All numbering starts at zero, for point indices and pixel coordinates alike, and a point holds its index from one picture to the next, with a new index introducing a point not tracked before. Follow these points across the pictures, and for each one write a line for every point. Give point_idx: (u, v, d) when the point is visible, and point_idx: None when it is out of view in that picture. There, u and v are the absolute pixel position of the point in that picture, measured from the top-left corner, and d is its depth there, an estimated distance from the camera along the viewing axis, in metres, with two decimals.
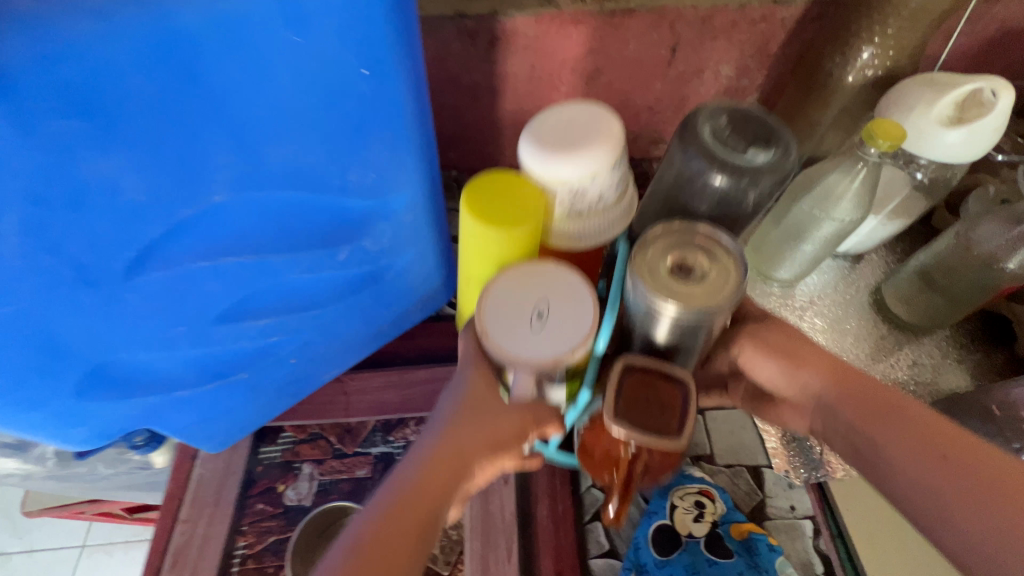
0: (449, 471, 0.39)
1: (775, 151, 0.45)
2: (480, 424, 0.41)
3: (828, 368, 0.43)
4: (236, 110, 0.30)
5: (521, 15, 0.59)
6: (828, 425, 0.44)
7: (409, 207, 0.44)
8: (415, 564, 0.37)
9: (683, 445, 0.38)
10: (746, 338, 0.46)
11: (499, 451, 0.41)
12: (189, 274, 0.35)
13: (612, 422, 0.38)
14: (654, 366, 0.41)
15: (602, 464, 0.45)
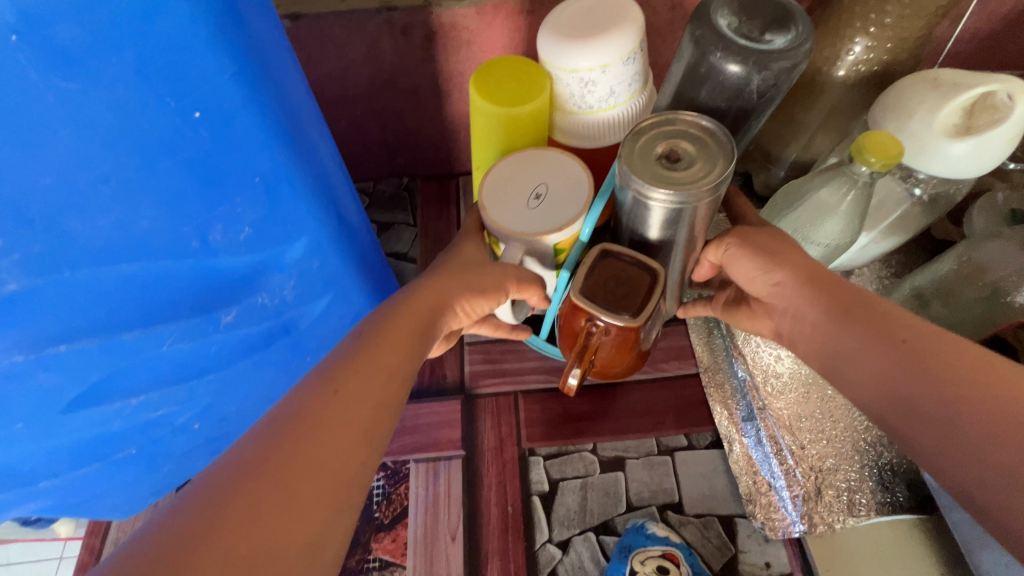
0: (426, 308, 0.35)
1: (796, 36, 0.37)
2: (464, 272, 0.39)
3: (808, 268, 0.36)
4: (10, 181, 0.24)
5: (460, 5, 0.51)
6: (810, 354, 0.36)
7: (308, 254, 0.36)
8: (383, 410, 0.30)
9: (637, 326, 0.35)
10: (733, 236, 0.39)
11: (480, 296, 0.38)
12: (7, 372, 0.30)
13: (574, 298, 0.36)
14: (632, 257, 0.37)
15: (567, 339, 0.41)
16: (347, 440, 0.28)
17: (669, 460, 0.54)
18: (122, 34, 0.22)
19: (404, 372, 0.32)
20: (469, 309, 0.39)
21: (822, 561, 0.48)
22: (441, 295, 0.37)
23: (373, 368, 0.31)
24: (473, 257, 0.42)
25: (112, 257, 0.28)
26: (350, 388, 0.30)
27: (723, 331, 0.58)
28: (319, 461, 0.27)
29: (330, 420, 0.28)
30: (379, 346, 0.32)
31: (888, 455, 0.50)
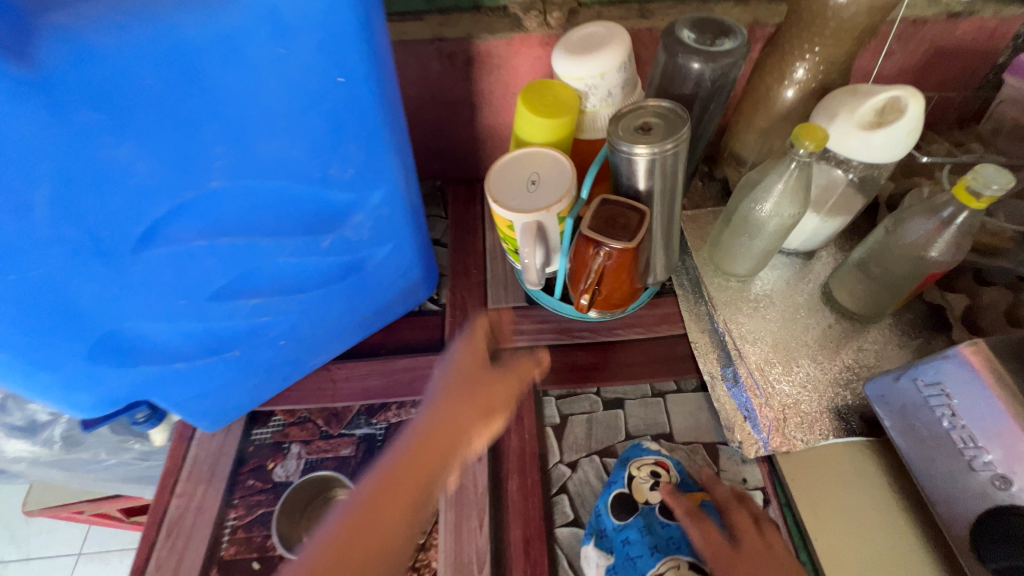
0: (416, 486, 0.52)
1: (738, 41, 0.52)
2: (472, 391, 0.57)
3: None
4: (234, 108, 0.34)
5: (494, 38, 0.67)
6: None
7: (382, 203, 0.49)
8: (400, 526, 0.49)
9: (633, 246, 0.52)
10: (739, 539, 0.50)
11: (488, 418, 0.56)
12: (189, 254, 0.39)
13: (585, 229, 0.53)
14: (623, 202, 0.55)
15: (581, 269, 0.57)
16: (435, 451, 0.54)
17: (662, 399, 0.64)
18: (320, 22, 0.34)
19: (410, 493, 0.51)
20: (482, 434, 0.56)
21: (789, 474, 0.57)
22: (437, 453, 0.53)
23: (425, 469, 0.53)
24: (475, 349, 0.60)
25: (272, 174, 0.39)
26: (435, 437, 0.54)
27: (705, 297, 0.70)
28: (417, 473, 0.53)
29: (372, 534, 0.48)
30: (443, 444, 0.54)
31: (843, 392, 0.61)
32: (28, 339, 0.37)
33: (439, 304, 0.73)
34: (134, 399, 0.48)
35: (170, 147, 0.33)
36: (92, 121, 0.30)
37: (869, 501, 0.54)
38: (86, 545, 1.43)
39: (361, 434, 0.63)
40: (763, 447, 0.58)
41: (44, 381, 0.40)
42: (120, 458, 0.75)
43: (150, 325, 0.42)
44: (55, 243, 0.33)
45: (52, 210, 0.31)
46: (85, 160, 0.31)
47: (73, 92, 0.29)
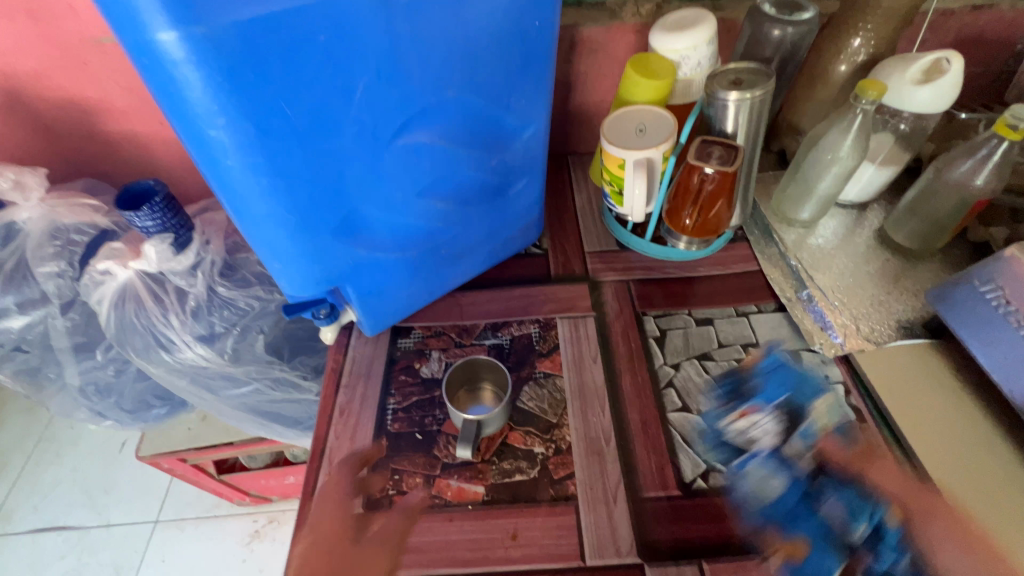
0: None
1: (812, 12, 0.66)
2: None
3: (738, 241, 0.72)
4: (476, 35, 0.48)
5: (597, 26, 0.82)
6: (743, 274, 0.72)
7: (534, 134, 0.63)
8: None
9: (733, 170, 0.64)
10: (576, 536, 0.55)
11: None
12: (418, 149, 0.52)
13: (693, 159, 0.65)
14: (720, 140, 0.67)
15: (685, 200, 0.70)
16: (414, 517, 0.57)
17: (746, 318, 0.74)
18: None
19: None
20: None
21: (866, 368, 0.67)
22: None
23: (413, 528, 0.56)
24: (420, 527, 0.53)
25: (482, 92, 0.53)
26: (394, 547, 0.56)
27: (776, 239, 0.81)
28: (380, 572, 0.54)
29: None
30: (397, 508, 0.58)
31: (904, 306, 0.72)
32: (307, 206, 0.49)
33: (541, 249, 0.85)
34: (338, 283, 0.60)
35: (435, 59, 0.47)
36: (402, 33, 0.43)
37: (930, 376, 0.65)
38: (161, 513, 1.49)
39: (490, 343, 0.73)
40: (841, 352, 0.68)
41: (302, 247, 0.52)
42: (253, 394, 0.85)
43: (376, 210, 0.54)
44: (355, 123, 0.46)
45: (363, 96, 0.45)
46: (390, 62, 0.44)
47: (402, 11, 0.42)
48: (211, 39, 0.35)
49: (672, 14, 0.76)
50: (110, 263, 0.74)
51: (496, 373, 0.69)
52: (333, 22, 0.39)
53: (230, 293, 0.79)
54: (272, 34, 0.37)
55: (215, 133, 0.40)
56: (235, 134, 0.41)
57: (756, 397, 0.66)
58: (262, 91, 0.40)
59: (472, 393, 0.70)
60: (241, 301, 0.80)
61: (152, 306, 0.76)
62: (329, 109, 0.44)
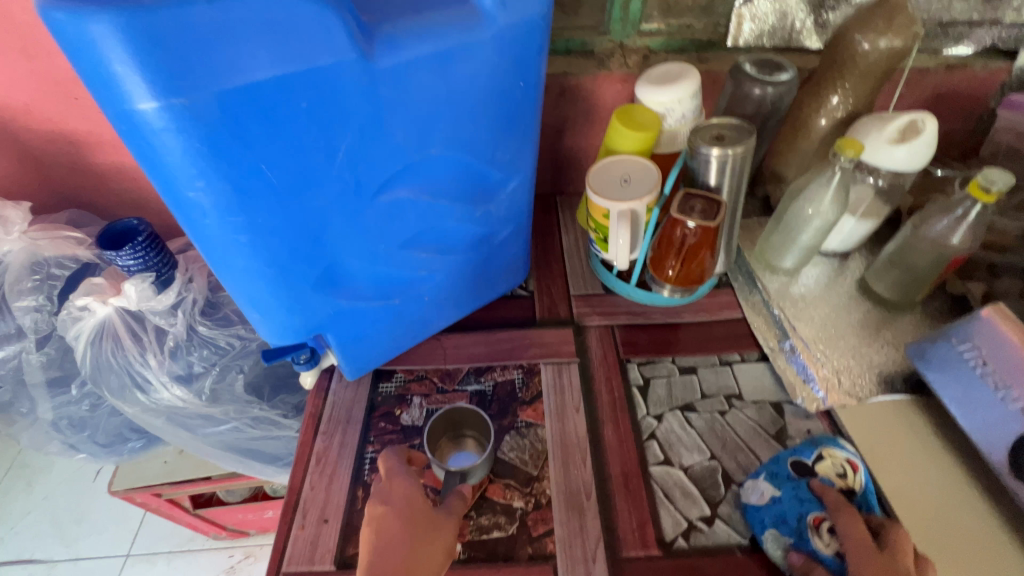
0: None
1: (791, 72, 0.68)
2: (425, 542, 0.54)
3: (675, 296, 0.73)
4: (460, 96, 0.49)
5: (584, 74, 0.84)
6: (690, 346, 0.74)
7: (519, 185, 0.63)
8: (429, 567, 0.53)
9: (716, 225, 0.65)
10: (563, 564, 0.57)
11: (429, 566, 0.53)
12: (401, 204, 0.52)
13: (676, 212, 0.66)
14: (703, 194, 0.68)
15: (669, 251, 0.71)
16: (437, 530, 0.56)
17: (729, 367, 0.74)
18: (520, 42, 0.49)
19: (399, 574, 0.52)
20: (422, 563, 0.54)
21: (847, 424, 0.67)
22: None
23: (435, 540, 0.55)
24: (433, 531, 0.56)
25: (465, 149, 0.53)
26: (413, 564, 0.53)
27: (760, 287, 0.82)
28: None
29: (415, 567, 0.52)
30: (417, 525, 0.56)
31: (885, 359, 0.72)
32: (287, 261, 0.49)
33: (527, 291, 0.85)
34: (318, 332, 0.59)
35: (417, 121, 0.47)
36: (385, 97, 0.44)
37: (909, 435, 0.65)
38: (134, 547, 1.44)
39: (473, 389, 0.72)
40: (848, 455, 0.62)
41: (281, 299, 0.52)
42: (231, 434, 0.84)
43: (358, 262, 0.54)
44: (337, 182, 0.46)
45: (345, 157, 0.45)
46: (373, 124, 0.45)
47: (384, 77, 0.43)
48: (191, 109, 0.36)
49: (656, 67, 0.78)
50: (88, 299, 0.73)
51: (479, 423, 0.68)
52: (314, 91, 0.40)
53: (210, 332, 0.78)
54: (253, 103, 0.38)
55: (193, 194, 0.40)
56: (214, 196, 0.41)
57: (737, 451, 0.66)
58: (242, 156, 0.40)
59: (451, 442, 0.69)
60: (221, 340, 0.78)
61: (129, 344, 0.74)
62: (310, 170, 0.44)
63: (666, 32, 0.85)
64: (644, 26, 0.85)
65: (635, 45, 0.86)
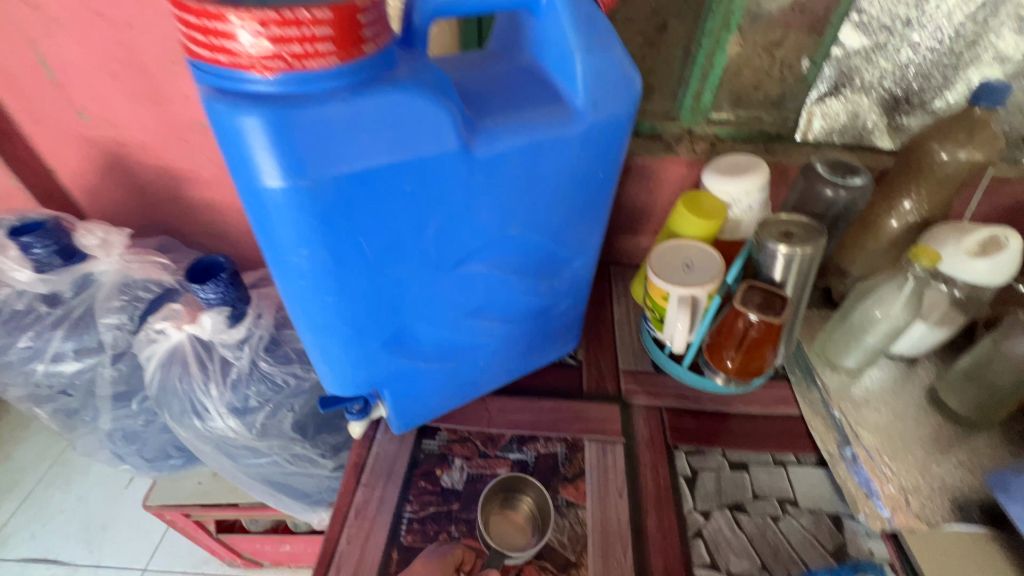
0: None
1: (864, 176, 0.69)
2: None
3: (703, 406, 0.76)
4: (543, 185, 0.52)
5: (651, 156, 0.87)
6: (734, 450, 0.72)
7: (583, 264, 0.65)
8: None
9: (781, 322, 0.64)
10: None
11: None
12: (475, 276, 0.54)
13: (739, 304, 0.65)
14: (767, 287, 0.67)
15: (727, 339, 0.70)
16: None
17: (783, 469, 0.71)
18: (605, 139, 0.52)
19: None
20: None
21: (917, 553, 0.62)
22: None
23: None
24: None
25: (541, 230, 0.56)
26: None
27: (818, 384, 0.78)
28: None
29: None
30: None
31: (959, 482, 0.67)
32: (364, 321, 0.51)
33: (576, 360, 0.84)
34: (376, 387, 0.61)
35: (502, 205, 0.50)
36: (477, 184, 0.47)
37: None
38: (151, 562, 1.45)
39: (515, 458, 0.72)
40: None
41: (351, 355, 0.54)
42: (269, 467, 0.86)
43: (425, 326, 0.56)
44: (422, 255, 0.49)
45: (433, 234, 0.48)
46: (463, 207, 0.48)
47: (480, 167, 0.46)
48: (311, 190, 0.39)
49: (724, 157, 0.80)
50: (166, 324, 0.78)
51: (536, 492, 0.66)
52: (418, 176, 0.43)
53: (270, 368, 0.81)
54: (364, 186, 0.41)
55: (296, 259, 0.44)
56: (313, 263, 0.44)
57: (790, 564, 0.62)
58: (345, 229, 0.43)
59: (507, 504, 0.67)
60: (279, 377, 0.82)
61: (196, 372, 0.79)
62: (400, 244, 0.47)
63: (734, 122, 0.87)
64: (713, 115, 0.87)
65: (703, 132, 0.89)
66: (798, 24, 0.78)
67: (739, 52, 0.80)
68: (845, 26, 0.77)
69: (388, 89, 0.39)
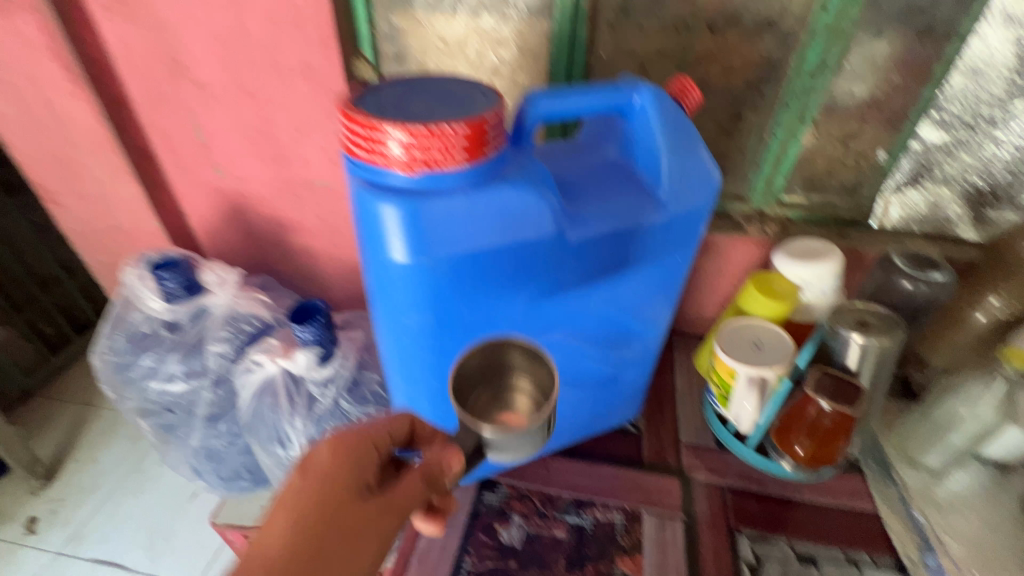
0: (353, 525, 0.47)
1: (947, 272, 0.69)
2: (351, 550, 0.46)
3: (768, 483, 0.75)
4: (626, 268, 0.56)
5: (721, 233, 0.89)
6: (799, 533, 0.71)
7: (653, 338, 0.68)
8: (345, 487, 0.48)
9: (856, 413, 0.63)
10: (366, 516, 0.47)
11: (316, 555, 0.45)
12: (554, 344, 0.59)
13: (811, 390, 0.65)
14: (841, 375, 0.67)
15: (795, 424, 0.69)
16: (375, 537, 0.47)
17: (857, 569, 0.68)
18: (685, 230, 0.57)
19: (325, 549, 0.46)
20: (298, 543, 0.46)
21: None
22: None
23: (376, 531, 0.47)
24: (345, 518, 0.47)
25: (619, 306, 0.60)
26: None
27: (896, 481, 0.75)
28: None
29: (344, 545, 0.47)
30: (330, 514, 0.47)
31: None
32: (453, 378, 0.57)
33: (636, 428, 0.85)
34: (451, 437, 0.66)
35: (587, 283, 0.55)
36: (568, 265, 0.53)
37: None
38: None
39: (572, 522, 0.73)
40: None
41: (436, 406, 0.60)
42: None
43: None
44: (512, 324, 0.54)
45: (524, 306, 0.53)
46: (553, 284, 0.53)
47: (572, 251, 0.52)
48: (432, 267, 0.46)
49: (795, 240, 0.81)
50: (265, 358, 0.87)
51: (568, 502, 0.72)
52: (518, 258, 0.49)
53: (349, 408, 0.88)
54: (474, 265, 0.48)
55: (407, 321, 0.51)
56: (421, 325, 0.51)
57: None
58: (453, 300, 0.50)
59: (504, 399, 0.50)
60: (356, 416, 0.88)
61: (284, 404, 0.87)
62: (496, 314, 0.53)
63: (807, 206, 0.90)
64: (786, 198, 0.90)
65: (774, 214, 0.91)
66: (874, 120, 0.80)
67: (814, 142, 0.84)
68: (923, 122, 0.79)
69: (502, 185, 0.46)
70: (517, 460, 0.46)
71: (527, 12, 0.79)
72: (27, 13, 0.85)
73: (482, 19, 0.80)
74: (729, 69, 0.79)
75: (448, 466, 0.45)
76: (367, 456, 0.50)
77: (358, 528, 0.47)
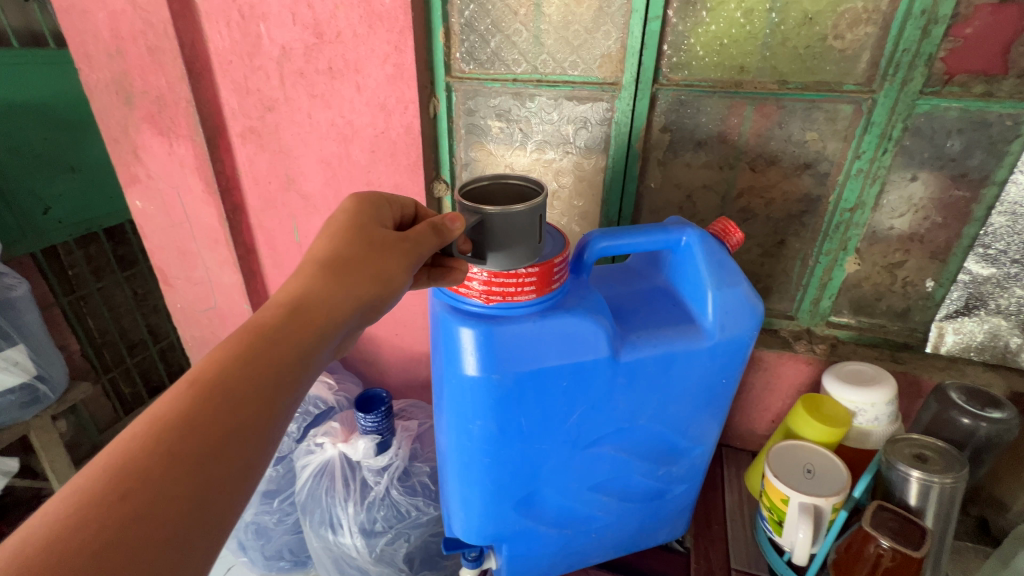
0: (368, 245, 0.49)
1: (1009, 412, 0.67)
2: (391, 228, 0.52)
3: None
4: (673, 388, 0.61)
5: (768, 349, 0.92)
6: None
7: (701, 455, 0.69)
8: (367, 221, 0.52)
9: (921, 557, 0.59)
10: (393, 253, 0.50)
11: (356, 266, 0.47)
12: (603, 456, 0.62)
13: (868, 526, 0.63)
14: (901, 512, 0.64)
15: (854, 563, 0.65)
16: (404, 251, 0.49)
17: None
18: (731, 355, 0.61)
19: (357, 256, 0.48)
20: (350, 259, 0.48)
21: None
22: (124, 469, 0.33)
23: (402, 249, 0.49)
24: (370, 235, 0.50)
25: (667, 423, 0.63)
26: (343, 275, 0.47)
27: None
28: (313, 319, 0.44)
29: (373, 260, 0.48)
30: (361, 228, 0.50)
31: None
32: (505, 483, 0.61)
33: (683, 546, 0.83)
34: (497, 541, 0.67)
35: (637, 400, 0.60)
36: (618, 383, 0.58)
37: None
38: None
39: None
40: None
41: (486, 509, 0.63)
42: None
43: (553, 492, 0.64)
44: (564, 435, 0.59)
45: (577, 418, 0.58)
46: (604, 399, 0.58)
47: (623, 371, 0.57)
48: (498, 380, 0.53)
49: (845, 364, 0.83)
50: (327, 440, 0.93)
51: None
52: (575, 375, 0.55)
53: (399, 497, 0.92)
54: (535, 380, 0.54)
55: (470, 427, 0.56)
56: (482, 432, 0.56)
57: None
58: (514, 409, 0.55)
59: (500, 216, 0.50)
60: (405, 506, 0.91)
61: (340, 488, 0.91)
62: (551, 424, 0.58)
63: (856, 326, 0.92)
64: (833, 318, 0.93)
65: (821, 332, 0.94)
66: (918, 251, 0.84)
67: (858, 269, 0.88)
68: (969, 257, 0.80)
69: (563, 313, 0.54)
70: (514, 260, 0.51)
71: (585, 149, 0.91)
72: (185, 140, 1.06)
73: (547, 153, 0.94)
74: (770, 201, 0.87)
75: (450, 223, 0.50)
76: (384, 209, 0.56)
77: (381, 241, 0.49)
